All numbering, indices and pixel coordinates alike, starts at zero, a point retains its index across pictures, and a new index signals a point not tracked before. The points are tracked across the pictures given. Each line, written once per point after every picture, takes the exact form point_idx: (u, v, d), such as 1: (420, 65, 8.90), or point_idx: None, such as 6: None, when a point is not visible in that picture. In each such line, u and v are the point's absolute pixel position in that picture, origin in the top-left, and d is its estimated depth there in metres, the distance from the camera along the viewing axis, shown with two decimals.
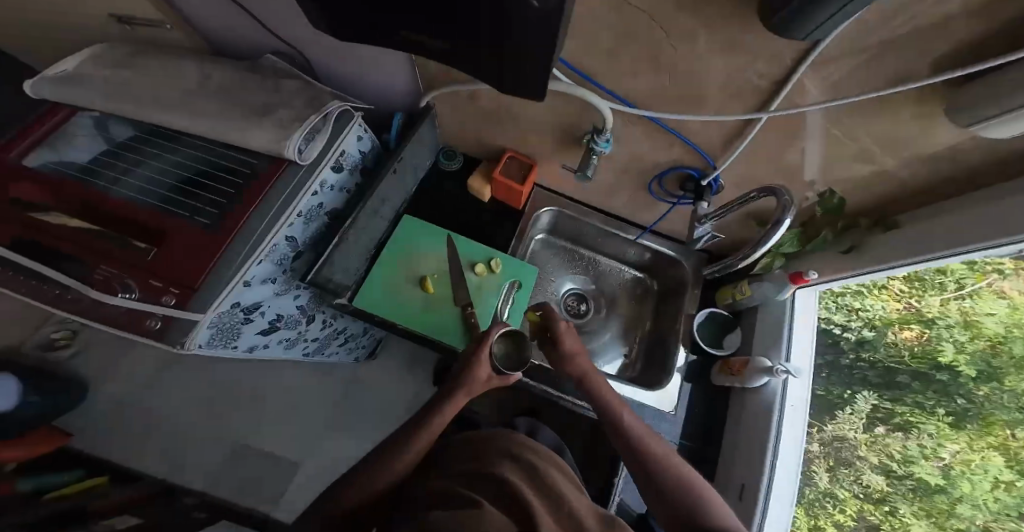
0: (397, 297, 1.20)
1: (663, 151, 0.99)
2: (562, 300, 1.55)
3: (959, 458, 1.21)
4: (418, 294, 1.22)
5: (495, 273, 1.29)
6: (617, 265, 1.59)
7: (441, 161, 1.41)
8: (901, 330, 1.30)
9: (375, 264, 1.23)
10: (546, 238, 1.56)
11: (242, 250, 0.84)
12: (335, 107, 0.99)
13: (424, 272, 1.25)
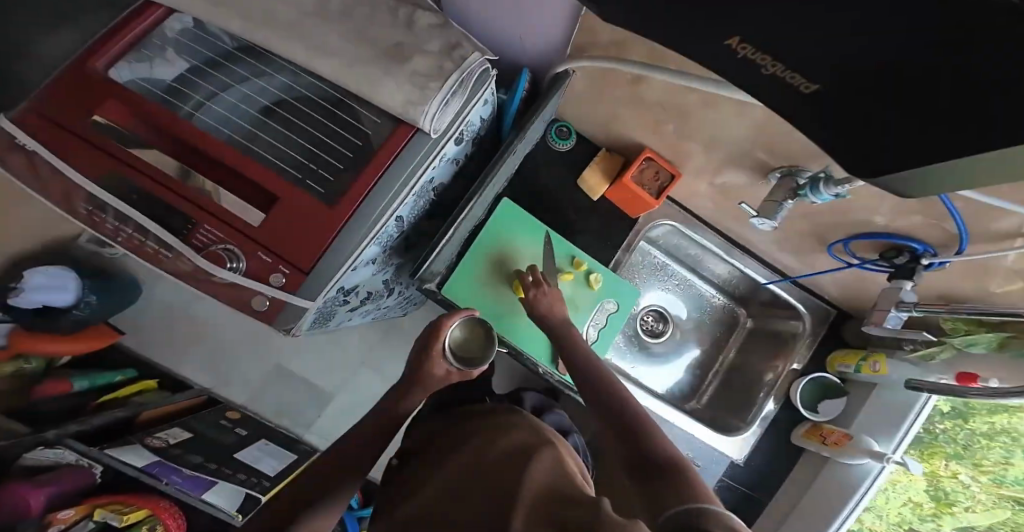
0: (487, 294, 1.09)
1: (876, 208, 0.80)
2: (641, 315, 1.40)
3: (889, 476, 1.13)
4: (510, 294, 1.10)
5: (595, 290, 1.16)
6: (713, 289, 1.41)
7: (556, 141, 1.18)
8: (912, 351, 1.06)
9: (470, 252, 1.10)
10: (646, 247, 1.35)
11: (356, 240, 0.72)
12: (476, 63, 0.70)
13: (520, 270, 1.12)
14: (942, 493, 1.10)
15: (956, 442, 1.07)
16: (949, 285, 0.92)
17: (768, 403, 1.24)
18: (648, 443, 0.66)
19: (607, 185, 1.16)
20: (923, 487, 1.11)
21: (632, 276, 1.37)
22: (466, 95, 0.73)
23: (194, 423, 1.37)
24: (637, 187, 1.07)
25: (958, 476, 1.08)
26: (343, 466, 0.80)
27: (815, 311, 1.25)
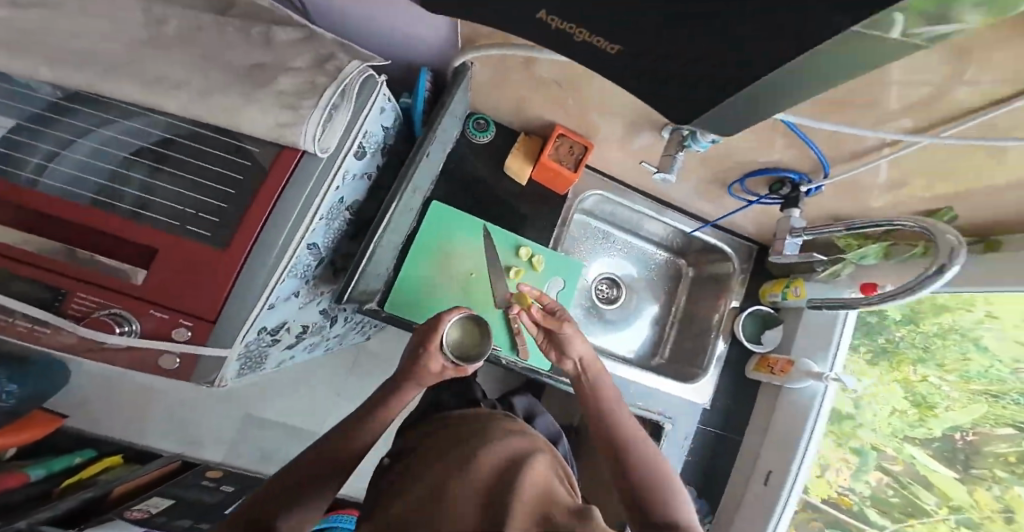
0: (433, 300, 1.09)
1: (758, 149, 0.86)
2: (593, 286, 1.43)
3: (869, 390, 1.18)
4: (457, 296, 1.11)
5: (539, 272, 1.19)
6: (651, 245, 1.46)
7: (474, 134, 1.19)
8: None
9: (405, 264, 1.10)
10: (583, 219, 1.40)
11: (259, 278, 0.70)
12: (355, 71, 0.69)
13: (462, 270, 1.13)
14: (919, 397, 1.13)
15: (915, 347, 1.15)
16: (841, 207, 1.00)
17: (717, 342, 1.30)
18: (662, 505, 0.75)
19: (530, 168, 1.18)
20: (897, 395, 1.16)
21: (575, 250, 1.41)
22: (351, 107, 0.71)
23: (172, 489, 1.35)
24: (556, 164, 1.10)
25: (927, 378, 1.13)
26: (326, 470, 0.72)
27: (742, 251, 1.35)
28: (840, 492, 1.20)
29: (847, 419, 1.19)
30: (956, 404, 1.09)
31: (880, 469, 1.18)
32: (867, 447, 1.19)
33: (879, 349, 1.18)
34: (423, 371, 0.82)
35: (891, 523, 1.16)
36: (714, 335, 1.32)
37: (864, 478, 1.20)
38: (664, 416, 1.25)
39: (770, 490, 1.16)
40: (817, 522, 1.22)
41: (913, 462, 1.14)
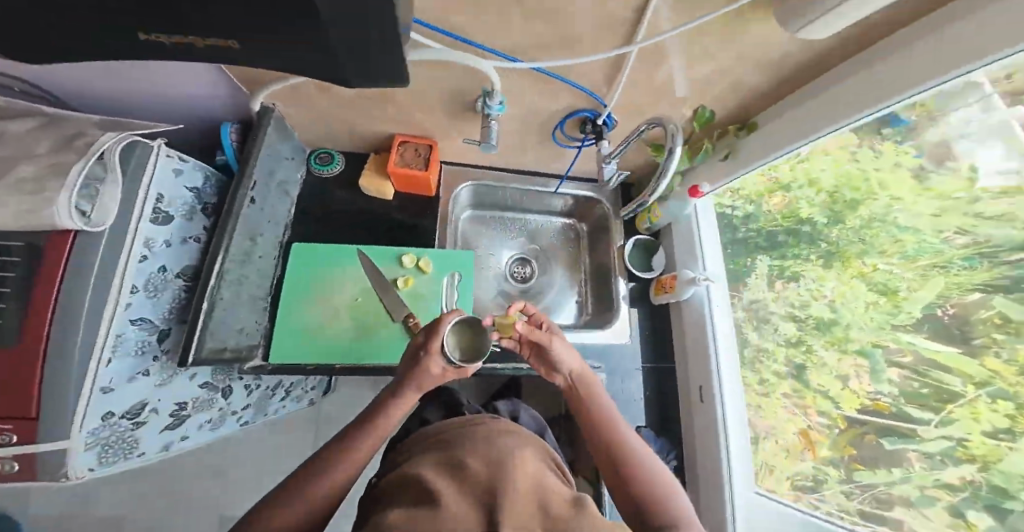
0: (320, 337, 1.02)
1: (553, 97, 0.92)
2: (504, 271, 1.41)
3: (837, 292, 0.95)
4: (346, 326, 1.04)
5: (430, 273, 1.13)
6: (541, 215, 1.47)
7: (317, 168, 1.16)
8: (770, 198, 1.11)
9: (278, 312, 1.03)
10: (472, 214, 1.40)
11: (72, 361, 0.65)
12: (110, 140, 0.68)
13: (344, 300, 1.07)
14: (883, 283, 0.86)
15: (833, 217, 0.97)
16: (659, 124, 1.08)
17: (619, 280, 1.31)
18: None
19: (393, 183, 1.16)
20: (861, 289, 0.90)
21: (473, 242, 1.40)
22: (117, 174, 0.68)
23: None
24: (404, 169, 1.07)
25: (877, 245, 0.88)
26: None
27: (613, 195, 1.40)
28: (821, 394, 0.97)
29: (823, 319, 0.97)
30: (950, 266, 0.76)
31: (864, 363, 0.87)
32: (862, 346, 0.88)
33: (803, 229, 1.04)
34: (422, 373, 0.67)
35: (941, 425, 0.76)
36: (615, 272, 1.32)
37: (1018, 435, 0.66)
38: (592, 364, 1.22)
39: (707, 406, 1.15)
40: (828, 450, 0.95)
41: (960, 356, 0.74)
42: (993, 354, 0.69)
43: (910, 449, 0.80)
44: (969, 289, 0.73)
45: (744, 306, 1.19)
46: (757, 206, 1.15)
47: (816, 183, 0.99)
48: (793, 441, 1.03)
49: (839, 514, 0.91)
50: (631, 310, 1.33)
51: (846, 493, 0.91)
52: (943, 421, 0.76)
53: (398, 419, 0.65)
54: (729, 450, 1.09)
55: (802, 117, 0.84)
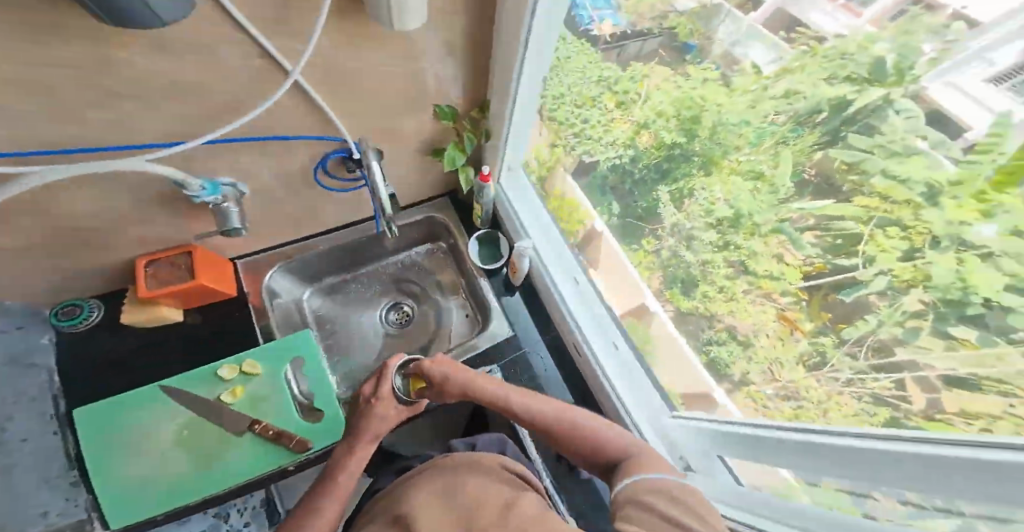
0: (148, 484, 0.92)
1: (285, 154, 0.92)
2: (382, 323, 1.29)
3: (726, 190, 0.77)
4: (180, 459, 0.95)
5: (262, 372, 1.05)
6: (395, 256, 1.35)
7: (62, 324, 1.01)
8: (642, 135, 0.94)
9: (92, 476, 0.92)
10: (317, 289, 1.29)
11: None
12: None
13: (164, 432, 0.97)
14: (751, 169, 0.70)
15: (691, 133, 0.81)
16: (433, 135, 1.08)
17: (481, 281, 1.27)
18: (665, 507, 0.57)
19: (172, 308, 1.05)
20: (738, 184, 0.74)
21: (332, 316, 1.27)
22: None
23: None
24: (164, 289, 0.98)
25: (731, 142, 0.73)
26: None
27: (447, 208, 1.34)
28: (773, 281, 0.73)
29: (729, 217, 0.78)
30: (796, 132, 0.61)
31: (787, 244, 0.68)
32: (769, 227, 0.70)
33: (676, 151, 0.86)
34: (385, 419, 0.93)
35: (869, 271, 0.56)
36: (476, 277, 1.27)
37: (929, 245, 0.48)
38: (483, 368, 1.15)
39: (584, 362, 1.12)
40: (817, 324, 0.66)
41: (851, 200, 0.56)
42: (861, 189, 0.55)
43: (867, 297, 0.58)
44: (813, 150, 0.59)
45: (669, 234, 0.94)
46: (635, 149, 0.96)
47: (665, 112, 0.85)
48: (774, 332, 0.75)
49: (859, 381, 0.61)
50: (514, 297, 1.26)
51: (857, 356, 0.61)
52: (871, 264, 0.56)
53: (355, 471, 0.86)
54: (624, 394, 1.04)
55: (506, 75, 0.89)
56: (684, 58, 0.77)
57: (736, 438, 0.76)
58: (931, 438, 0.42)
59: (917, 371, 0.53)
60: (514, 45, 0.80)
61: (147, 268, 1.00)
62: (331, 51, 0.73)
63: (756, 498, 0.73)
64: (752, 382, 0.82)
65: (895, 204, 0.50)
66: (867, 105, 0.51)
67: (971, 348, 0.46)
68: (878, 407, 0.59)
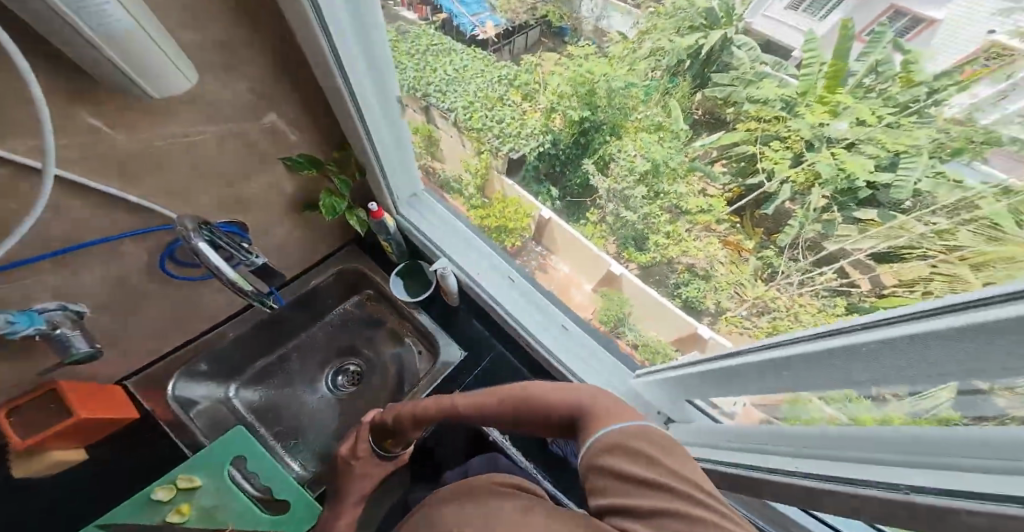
0: None
1: (55, 292, 0.51)
2: (337, 392, 0.83)
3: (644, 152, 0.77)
4: None
5: (205, 481, 0.60)
6: (320, 317, 0.88)
7: None
8: (554, 119, 0.82)
9: None
10: (243, 386, 0.79)
11: None
12: None
13: None
14: (651, 122, 0.73)
15: (592, 105, 0.78)
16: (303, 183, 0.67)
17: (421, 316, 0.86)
18: (620, 461, 0.33)
19: (76, 448, 0.61)
20: (648, 140, 0.75)
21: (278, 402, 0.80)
22: None
23: None
24: (47, 430, 0.54)
25: (628, 104, 0.75)
26: None
27: (350, 254, 0.89)
28: (706, 214, 0.74)
29: (648, 169, 0.77)
30: (673, 82, 0.66)
31: (704, 179, 0.72)
32: (683, 169, 0.74)
33: (587, 125, 0.81)
34: (364, 477, 0.64)
35: (775, 183, 0.63)
36: (410, 312, 0.86)
37: (808, 149, 0.57)
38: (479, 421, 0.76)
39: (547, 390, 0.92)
40: (756, 240, 0.70)
41: (738, 128, 0.63)
42: (742, 116, 0.63)
43: (784, 205, 0.64)
44: (692, 92, 0.65)
45: (607, 200, 0.85)
46: (554, 134, 0.84)
47: (564, 93, 0.77)
48: (725, 258, 0.75)
49: (810, 280, 0.63)
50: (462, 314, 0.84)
51: (797, 259, 0.65)
52: (774, 176, 0.63)
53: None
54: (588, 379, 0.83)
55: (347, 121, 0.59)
56: (565, 39, 0.70)
57: (696, 377, 0.60)
58: (890, 319, 0.33)
59: (847, 258, 0.57)
60: (342, 101, 0.55)
61: (10, 418, 0.54)
62: (126, 142, 0.44)
63: (725, 431, 0.59)
64: (729, 309, 0.76)
65: (770, 121, 0.60)
66: (714, 47, 0.58)
67: (877, 227, 0.52)
68: (835, 297, 0.59)
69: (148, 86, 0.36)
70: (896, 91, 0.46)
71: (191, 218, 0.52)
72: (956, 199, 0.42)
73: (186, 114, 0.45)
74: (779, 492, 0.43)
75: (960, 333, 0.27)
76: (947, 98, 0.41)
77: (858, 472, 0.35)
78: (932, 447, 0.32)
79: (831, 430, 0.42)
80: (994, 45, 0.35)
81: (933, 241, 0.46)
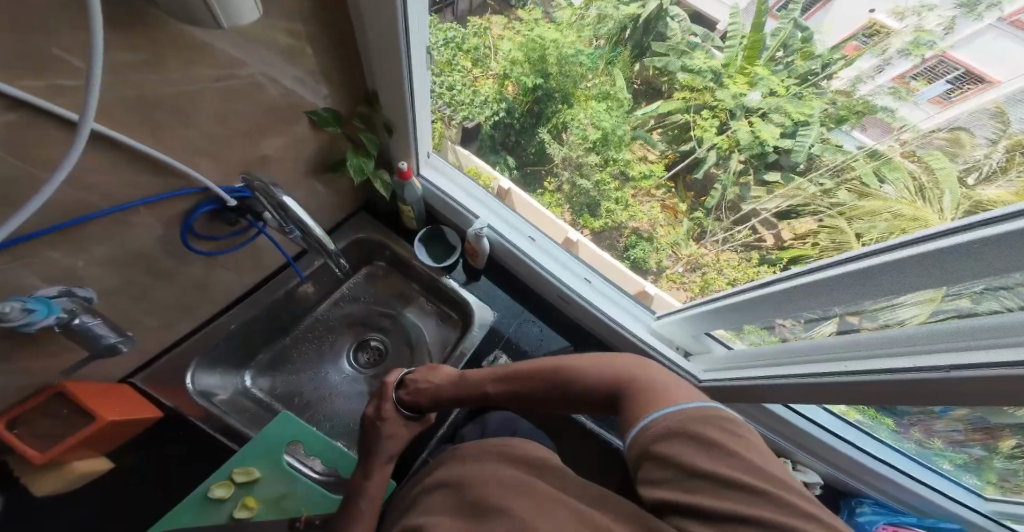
0: None
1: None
2: (354, 367, 0.76)
3: (593, 117, 0.87)
4: None
5: (266, 469, 0.56)
6: (331, 298, 0.78)
7: None
8: (507, 87, 0.85)
9: None
10: (256, 376, 0.70)
11: None
12: None
13: None
14: (600, 91, 0.83)
15: (545, 72, 0.84)
16: (313, 147, 0.56)
17: (448, 280, 0.76)
18: (689, 455, 0.32)
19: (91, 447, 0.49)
20: (599, 108, 0.86)
21: (296, 385, 0.72)
22: None
23: None
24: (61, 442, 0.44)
25: (577, 72, 0.84)
26: None
27: (365, 227, 0.77)
28: (648, 179, 0.88)
29: (598, 136, 0.89)
30: (616, 52, 0.78)
31: (645, 146, 0.86)
32: (627, 137, 0.87)
33: (540, 93, 0.88)
34: (393, 440, 0.59)
35: (704, 150, 0.80)
36: (438, 280, 0.76)
37: (729, 118, 0.75)
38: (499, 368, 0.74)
39: None
40: (688, 203, 0.85)
41: (673, 97, 0.78)
42: (674, 86, 0.77)
43: (710, 169, 0.80)
44: (632, 62, 0.77)
45: (563, 168, 0.94)
46: (507, 102, 0.88)
47: (517, 59, 0.81)
48: (665, 221, 0.89)
49: (730, 237, 0.81)
50: (483, 281, 0.82)
51: (721, 219, 0.82)
52: (703, 144, 0.80)
53: (364, 505, 0.52)
54: (623, 320, 0.76)
55: (392, 78, 0.50)
56: (511, 2, 0.74)
57: (722, 313, 0.64)
58: (888, 247, 0.39)
59: (757, 217, 0.76)
60: (398, 69, 0.48)
61: (10, 432, 0.43)
62: (151, 102, 0.34)
63: (748, 351, 0.65)
64: (668, 267, 0.90)
65: (700, 92, 0.75)
66: (651, 16, 0.70)
67: (783, 188, 0.70)
68: (749, 252, 0.78)
69: (227, 21, 0.28)
70: (798, 64, 0.60)
71: (258, 178, 0.46)
72: (839, 161, 0.59)
73: (243, 53, 0.37)
74: (796, 391, 0.52)
75: (937, 255, 0.34)
76: (838, 71, 0.55)
77: (864, 365, 0.43)
78: (924, 338, 0.39)
79: (846, 339, 0.49)
80: (874, 24, 0.48)
81: (821, 199, 0.64)
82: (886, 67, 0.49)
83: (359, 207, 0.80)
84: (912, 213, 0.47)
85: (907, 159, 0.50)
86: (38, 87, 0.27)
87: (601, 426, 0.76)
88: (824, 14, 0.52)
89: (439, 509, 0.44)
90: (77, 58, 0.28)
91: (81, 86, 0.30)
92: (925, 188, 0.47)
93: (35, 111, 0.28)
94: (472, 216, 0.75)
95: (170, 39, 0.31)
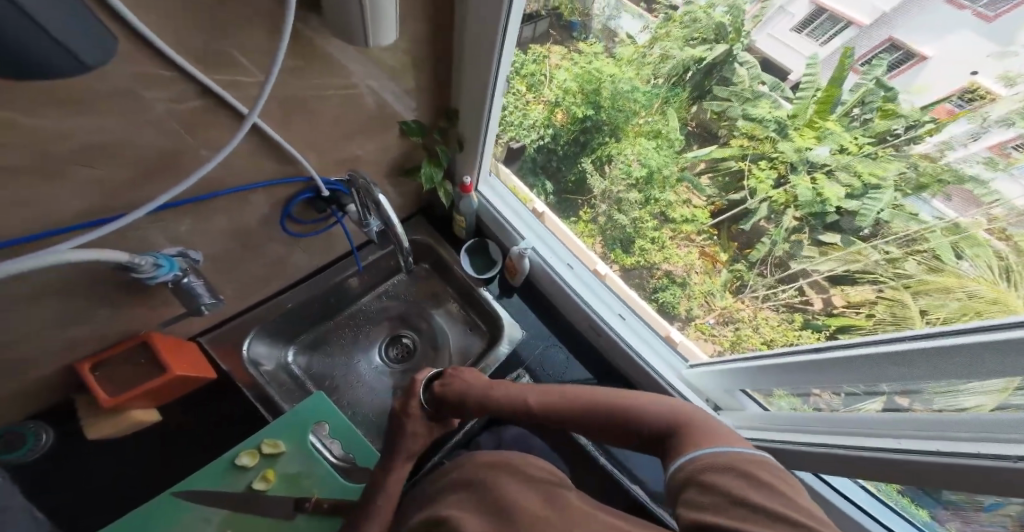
0: None
1: (132, 230, 0.38)
2: (383, 360, 0.78)
3: (637, 152, 0.85)
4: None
5: (290, 446, 0.59)
6: (375, 291, 0.81)
7: None
8: (556, 114, 0.84)
9: None
10: (297, 354, 0.74)
11: None
12: None
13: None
14: (651, 129, 0.82)
15: (595, 104, 0.82)
16: (394, 154, 0.60)
17: (483, 292, 0.77)
18: (736, 485, 0.31)
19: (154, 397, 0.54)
20: (648, 146, 0.84)
21: (328, 368, 0.75)
22: None
23: None
24: (132, 389, 0.50)
25: (630, 108, 0.82)
26: None
27: (422, 230, 0.81)
28: (689, 224, 0.85)
29: (642, 174, 0.86)
30: (674, 92, 0.76)
31: (691, 189, 0.83)
32: (673, 178, 0.84)
33: (588, 124, 0.85)
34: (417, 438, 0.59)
35: (755, 201, 0.80)
36: (474, 290, 0.78)
37: (789, 172, 0.76)
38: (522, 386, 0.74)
39: None
40: (730, 253, 0.83)
41: (728, 144, 0.76)
42: (733, 132, 0.76)
43: (758, 222, 0.80)
44: (690, 103, 0.76)
45: (600, 201, 0.90)
46: (553, 128, 0.86)
47: (571, 89, 0.80)
48: (701, 268, 0.86)
49: (772, 295, 0.79)
50: (516, 298, 0.83)
51: (765, 274, 0.80)
52: (754, 195, 0.80)
53: (386, 500, 0.53)
54: (651, 360, 0.74)
55: (476, 100, 0.53)
56: (573, 34, 0.72)
57: (759, 374, 0.60)
58: (955, 331, 0.37)
59: (806, 278, 0.74)
60: (483, 94, 0.51)
61: (95, 375, 0.49)
62: (289, 102, 0.38)
63: (779, 416, 0.60)
64: (698, 316, 0.86)
65: (759, 141, 0.76)
66: (718, 60, 0.67)
67: (839, 251, 0.69)
68: (792, 314, 0.74)
69: (372, 40, 0.32)
70: (877, 122, 0.59)
71: (365, 176, 0.50)
72: (911, 231, 0.57)
73: (367, 67, 0.41)
74: (829, 462, 0.48)
75: (1004, 345, 0.32)
76: (922, 136, 0.53)
77: (915, 444, 0.39)
78: (968, 424, 0.36)
79: (883, 416, 0.46)
80: (975, 87, 0.42)
81: (883, 268, 0.62)
82: (981, 136, 0.45)
83: (416, 211, 0.83)
84: (992, 295, 0.43)
85: (994, 237, 0.45)
86: (222, 80, 0.32)
87: (613, 464, 0.72)
88: (911, 77, 0.47)
89: (459, 506, 0.44)
90: (252, 61, 0.32)
91: (253, 84, 0.34)
92: (1011, 270, 0.43)
93: (216, 100, 0.33)
94: (518, 235, 0.77)
95: (316, 50, 0.35)
